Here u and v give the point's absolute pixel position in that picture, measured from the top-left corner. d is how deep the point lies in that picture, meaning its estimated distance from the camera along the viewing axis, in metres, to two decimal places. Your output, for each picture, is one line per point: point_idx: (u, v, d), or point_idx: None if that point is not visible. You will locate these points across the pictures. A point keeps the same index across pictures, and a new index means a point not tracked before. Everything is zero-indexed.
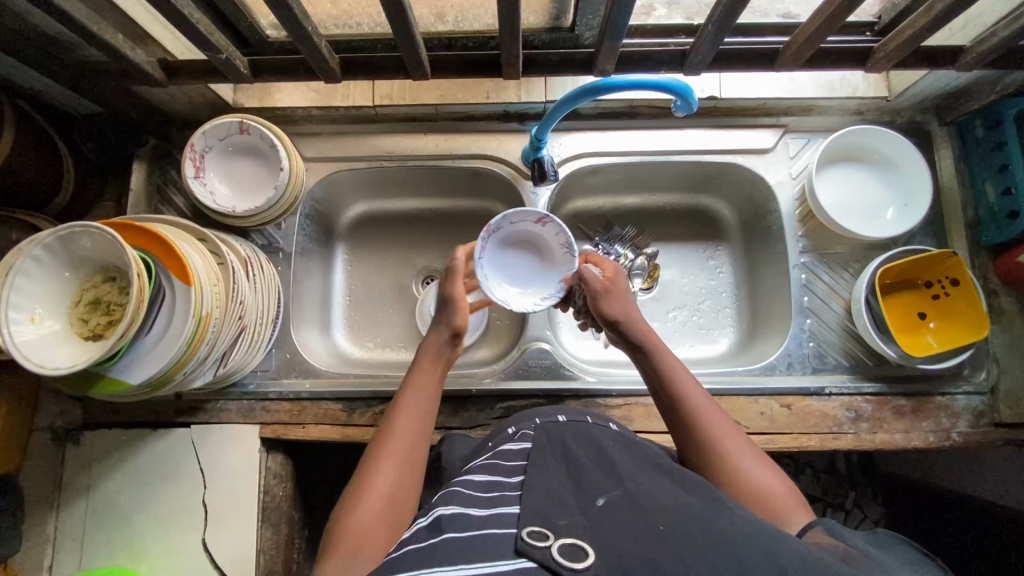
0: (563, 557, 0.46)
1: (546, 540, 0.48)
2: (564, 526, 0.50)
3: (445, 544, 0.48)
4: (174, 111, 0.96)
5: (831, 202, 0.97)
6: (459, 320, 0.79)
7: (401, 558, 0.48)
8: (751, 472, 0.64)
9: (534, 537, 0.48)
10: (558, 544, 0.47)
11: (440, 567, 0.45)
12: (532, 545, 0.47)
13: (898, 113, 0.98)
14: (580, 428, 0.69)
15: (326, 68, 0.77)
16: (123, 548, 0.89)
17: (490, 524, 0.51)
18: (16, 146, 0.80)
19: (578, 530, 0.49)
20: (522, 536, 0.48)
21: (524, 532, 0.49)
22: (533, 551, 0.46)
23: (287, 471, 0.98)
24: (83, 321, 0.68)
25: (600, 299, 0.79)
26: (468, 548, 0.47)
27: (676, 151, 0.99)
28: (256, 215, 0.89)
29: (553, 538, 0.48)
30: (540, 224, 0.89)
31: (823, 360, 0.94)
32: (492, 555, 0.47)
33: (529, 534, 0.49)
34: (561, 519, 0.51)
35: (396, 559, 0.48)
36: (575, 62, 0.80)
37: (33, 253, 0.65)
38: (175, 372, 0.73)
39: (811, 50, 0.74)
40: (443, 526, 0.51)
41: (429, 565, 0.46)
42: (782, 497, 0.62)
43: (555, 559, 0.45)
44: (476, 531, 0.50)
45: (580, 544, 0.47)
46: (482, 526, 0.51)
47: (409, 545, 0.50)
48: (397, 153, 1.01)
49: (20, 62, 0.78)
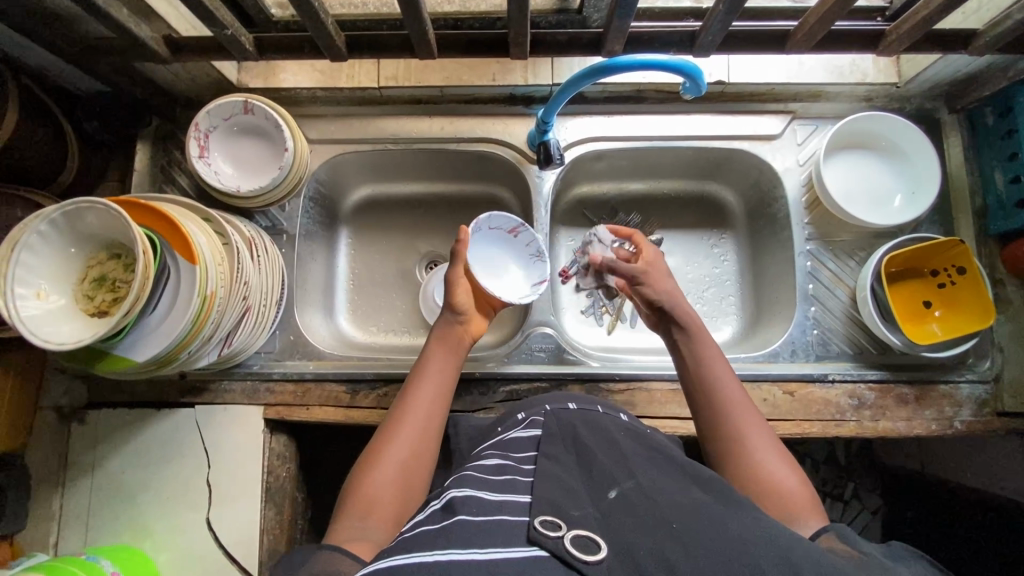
0: (576, 550, 0.46)
1: (558, 530, 0.48)
2: (576, 517, 0.50)
3: (460, 525, 0.49)
4: (178, 90, 0.96)
5: (837, 189, 0.97)
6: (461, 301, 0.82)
7: (413, 539, 0.49)
8: (772, 468, 0.64)
9: (546, 527, 0.48)
10: (570, 536, 0.47)
11: (454, 549, 0.46)
12: (544, 535, 0.47)
13: (908, 99, 0.98)
14: (591, 415, 0.68)
15: (332, 45, 0.76)
16: (128, 526, 0.90)
17: (504, 510, 0.51)
18: (22, 123, 0.80)
19: (590, 521, 0.49)
20: (534, 525, 0.48)
21: (537, 520, 0.49)
22: (546, 541, 0.47)
23: (292, 453, 0.99)
24: (88, 298, 0.68)
25: (642, 281, 0.82)
26: (482, 532, 0.48)
27: (682, 136, 0.99)
28: (261, 195, 0.88)
29: (566, 529, 0.48)
30: (512, 235, 0.94)
31: (827, 348, 0.94)
32: (503, 539, 0.47)
33: (542, 522, 0.49)
34: (573, 509, 0.51)
35: (409, 539, 0.49)
36: (583, 43, 0.79)
37: (39, 228, 0.65)
38: (180, 351, 0.73)
39: (823, 31, 0.73)
40: (456, 509, 0.52)
41: (443, 546, 0.46)
42: (801, 497, 0.61)
43: (570, 552, 0.46)
44: (489, 517, 0.50)
45: (592, 538, 0.47)
46: (496, 512, 0.51)
47: (421, 527, 0.51)
48: (402, 135, 1.00)
49: (25, 37, 0.77)
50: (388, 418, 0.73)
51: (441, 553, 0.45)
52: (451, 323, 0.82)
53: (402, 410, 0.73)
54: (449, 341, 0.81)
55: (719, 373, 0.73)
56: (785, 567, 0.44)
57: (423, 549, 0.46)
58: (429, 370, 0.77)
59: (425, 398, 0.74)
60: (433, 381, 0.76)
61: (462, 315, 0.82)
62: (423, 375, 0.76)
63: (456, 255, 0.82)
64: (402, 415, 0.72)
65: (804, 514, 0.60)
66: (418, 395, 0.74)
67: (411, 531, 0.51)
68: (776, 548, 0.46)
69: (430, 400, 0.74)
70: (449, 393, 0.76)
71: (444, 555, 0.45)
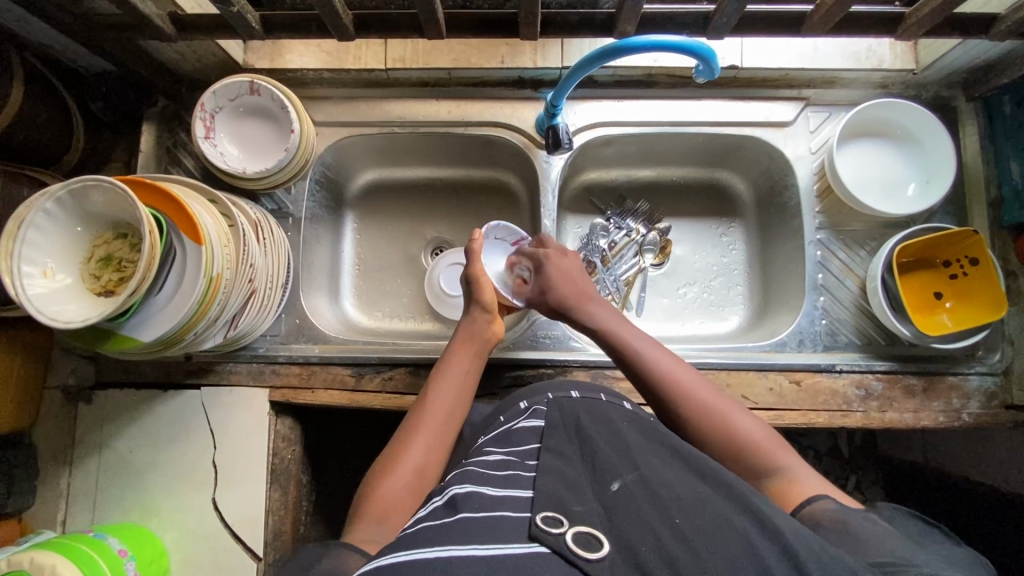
0: (578, 547, 0.46)
1: (560, 526, 0.47)
2: (579, 513, 0.49)
3: (461, 524, 0.49)
4: (184, 70, 0.95)
5: (850, 178, 0.95)
6: (485, 296, 0.83)
7: (414, 536, 0.49)
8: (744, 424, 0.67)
9: (548, 522, 0.48)
10: (572, 533, 0.47)
11: (454, 546, 0.45)
12: (546, 531, 0.47)
13: (924, 87, 0.97)
14: (593, 404, 0.68)
15: (339, 24, 0.75)
16: (135, 505, 0.90)
17: (507, 506, 0.51)
18: (27, 101, 0.79)
19: (593, 518, 0.49)
20: (536, 521, 0.48)
21: (539, 517, 0.48)
22: (548, 537, 0.46)
23: (297, 435, 0.99)
24: (94, 277, 0.68)
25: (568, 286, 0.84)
26: (483, 530, 0.48)
27: (693, 121, 0.98)
28: (266, 177, 0.88)
29: (568, 525, 0.48)
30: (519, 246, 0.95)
31: (835, 338, 0.93)
32: (506, 534, 0.47)
33: (543, 518, 0.48)
34: (575, 505, 0.51)
35: (409, 537, 0.49)
36: (594, 24, 0.78)
37: (45, 206, 0.65)
38: (185, 332, 0.73)
39: (841, 13, 0.71)
40: (458, 506, 0.52)
41: (445, 543, 0.46)
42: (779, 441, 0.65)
43: (572, 549, 0.45)
44: (488, 514, 0.50)
45: (594, 534, 0.47)
46: (498, 507, 0.51)
47: (423, 523, 0.51)
48: (408, 119, 0.99)
49: (30, 13, 0.76)
50: (408, 419, 0.74)
51: (442, 551, 0.45)
52: (475, 321, 0.83)
53: (421, 413, 0.74)
54: (472, 341, 0.81)
55: (653, 356, 0.74)
56: (790, 565, 0.44)
57: (425, 547, 0.46)
58: (450, 374, 0.77)
59: (445, 401, 0.75)
60: (454, 384, 0.76)
61: (487, 313, 0.83)
62: (445, 377, 0.77)
63: (472, 252, 0.85)
64: (422, 418, 0.73)
65: (784, 456, 0.63)
66: (439, 399, 0.75)
67: (413, 527, 0.51)
68: (779, 542, 0.46)
69: (450, 405, 0.75)
70: (468, 396, 0.77)
71: (445, 553, 0.45)
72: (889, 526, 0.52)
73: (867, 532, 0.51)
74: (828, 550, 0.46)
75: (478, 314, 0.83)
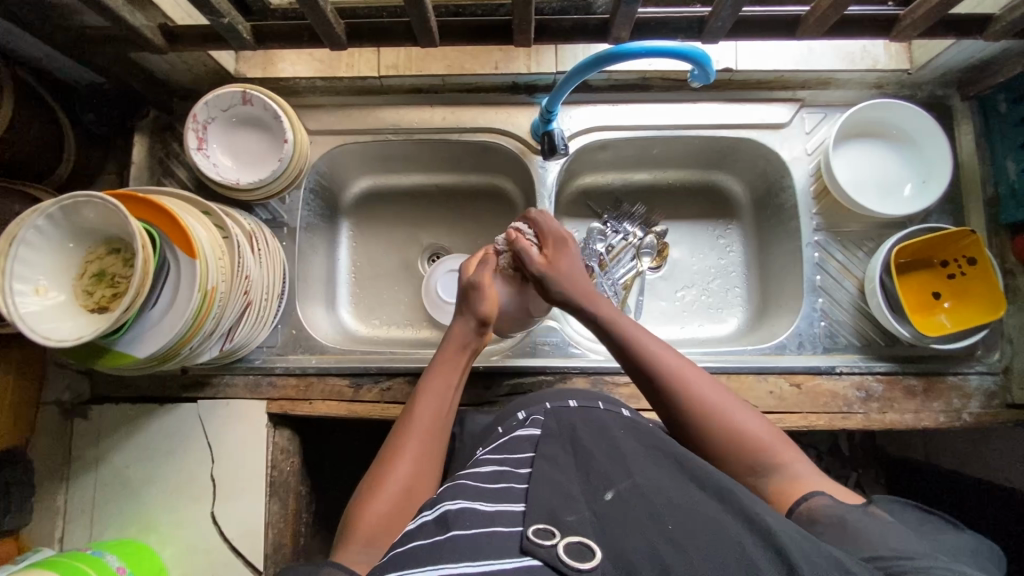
0: (569, 556, 0.45)
1: (552, 538, 0.47)
2: (570, 523, 0.49)
3: (453, 542, 0.47)
4: (177, 81, 0.94)
5: (846, 179, 0.95)
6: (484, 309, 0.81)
7: (405, 555, 0.47)
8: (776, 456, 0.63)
9: (540, 535, 0.47)
10: (565, 543, 0.46)
11: (446, 564, 0.44)
12: (538, 544, 0.46)
13: (920, 86, 0.97)
14: (592, 416, 0.66)
15: (332, 33, 0.74)
16: (132, 521, 0.89)
17: (497, 521, 0.50)
18: (16, 115, 0.79)
19: (586, 527, 0.48)
20: (527, 535, 0.47)
21: (530, 530, 0.48)
22: (540, 550, 0.45)
23: (296, 447, 0.98)
24: (87, 293, 0.68)
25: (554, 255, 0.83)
26: (477, 545, 0.46)
27: (689, 125, 0.97)
28: (261, 188, 0.87)
29: (559, 537, 0.47)
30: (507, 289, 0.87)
31: (835, 339, 0.93)
32: (498, 550, 0.46)
33: (535, 531, 0.48)
34: (568, 515, 0.50)
35: (401, 555, 0.48)
36: (588, 30, 0.78)
37: (36, 223, 0.64)
38: (181, 346, 0.72)
39: (836, 16, 0.71)
40: (449, 524, 0.50)
41: (434, 561, 0.45)
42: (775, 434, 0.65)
43: (562, 559, 0.45)
44: (483, 529, 0.48)
45: (587, 543, 0.46)
46: (491, 522, 0.50)
47: (413, 541, 0.49)
48: (402, 126, 0.98)
49: (16, 26, 0.76)
50: (394, 431, 0.72)
51: (433, 569, 0.44)
52: (466, 328, 0.81)
53: (405, 427, 0.72)
54: (461, 351, 0.79)
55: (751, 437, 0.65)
56: (780, 566, 0.44)
57: (419, 566, 0.45)
58: (433, 385, 0.75)
59: (429, 412, 0.73)
60: (438, 394, 0.75)
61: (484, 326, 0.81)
62: (425, 388, 0.75)
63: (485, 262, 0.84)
64: (405, 433, 0.71)
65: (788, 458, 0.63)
66: (422, 412, 0.72)
67: (405, 545, 0.49)
68: (776, 550, 0.45)
69: (433, 418, 0.72)
70: (451, 405, 0.75)
71: (437, 570, 0.44)
72: (886, 525, 0.52)
73: (869, 533, 0.52)
74: (823, 552, 0.46)
75: (474, 324, 0.81)
